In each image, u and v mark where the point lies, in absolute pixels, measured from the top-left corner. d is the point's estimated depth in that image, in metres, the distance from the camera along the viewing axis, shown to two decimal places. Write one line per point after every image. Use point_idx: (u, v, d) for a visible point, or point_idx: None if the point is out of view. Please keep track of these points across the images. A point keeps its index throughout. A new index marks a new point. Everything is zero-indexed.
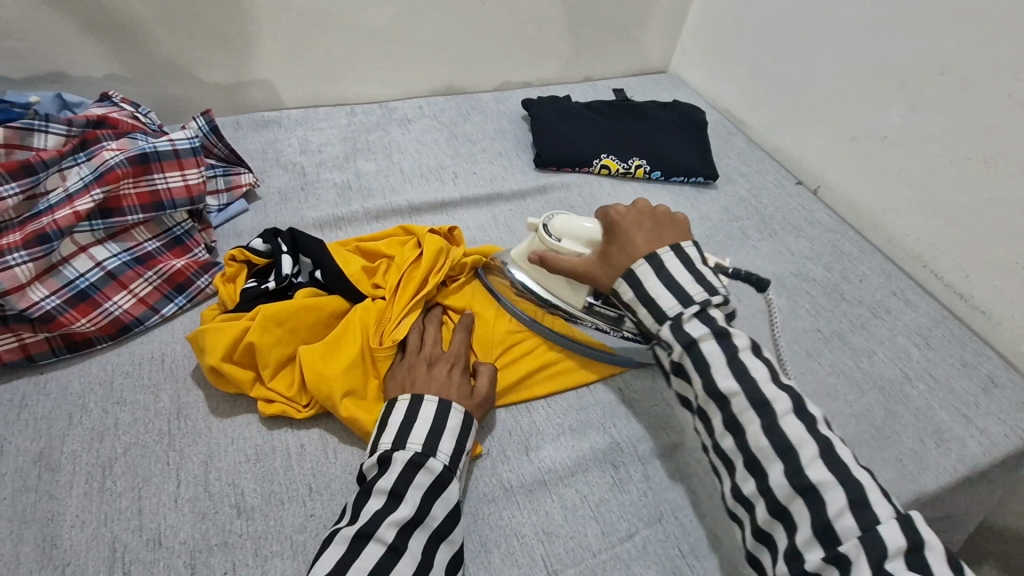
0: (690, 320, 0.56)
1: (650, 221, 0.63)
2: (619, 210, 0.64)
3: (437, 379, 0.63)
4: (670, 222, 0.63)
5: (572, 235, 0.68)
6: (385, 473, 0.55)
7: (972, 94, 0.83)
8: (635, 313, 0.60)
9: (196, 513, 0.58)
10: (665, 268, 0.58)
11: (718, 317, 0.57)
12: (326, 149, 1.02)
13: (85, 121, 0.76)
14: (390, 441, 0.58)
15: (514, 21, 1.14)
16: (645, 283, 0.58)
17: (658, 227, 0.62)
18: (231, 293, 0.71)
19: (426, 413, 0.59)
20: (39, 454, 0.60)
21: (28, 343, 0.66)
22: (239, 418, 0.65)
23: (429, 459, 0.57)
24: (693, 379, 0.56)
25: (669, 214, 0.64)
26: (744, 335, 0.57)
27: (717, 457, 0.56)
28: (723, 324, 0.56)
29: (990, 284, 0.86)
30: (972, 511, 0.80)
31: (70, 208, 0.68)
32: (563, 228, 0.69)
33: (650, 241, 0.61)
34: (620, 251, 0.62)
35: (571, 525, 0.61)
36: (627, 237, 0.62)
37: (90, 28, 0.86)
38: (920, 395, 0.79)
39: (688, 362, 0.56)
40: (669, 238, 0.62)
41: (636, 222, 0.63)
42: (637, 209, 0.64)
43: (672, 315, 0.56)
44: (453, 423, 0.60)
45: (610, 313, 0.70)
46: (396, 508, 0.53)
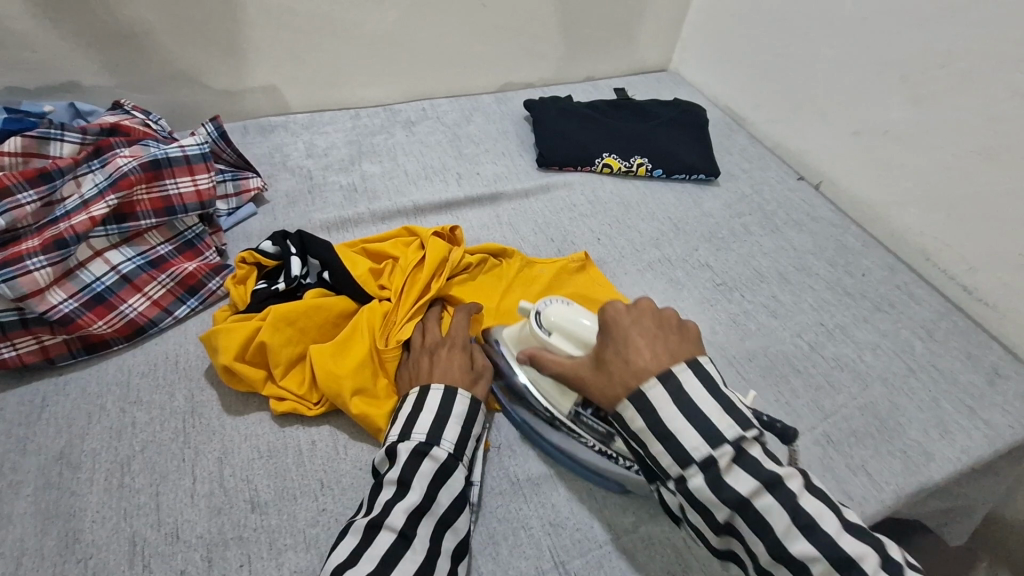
0: (728, 469, 0.49)
1: (653, 326, 0.57)
2: (620, 312, 0.59)
3: (440, 367, 0.65)
4: (679, 333, 0.58)
5: (563, 331, 0.64)
6: (393, 464, 0.57)
7: (975, 87, 0.84)
8: (648, 447, 0.52)
9: (211, 508, 0.59)
10: (681, 390, 0.51)
11: (760, 457, 0.50)
12: (332, 152, 1.04)
13: (99, 129, 0.78)
14: (396, 433, 0.59)
15: (515, 23, 1.16)
16: (660, 409, 0.51)
17: (663, 332, 0.57)
18: (241, 294, 0.72)
19: (430, 403, 0.61)
20: (60, 452, 0.62)
21: (48, 345, 0.68)
22: (252, 416, 0.67)
23: (433, 447, 0.58)
24: (751, 540, 0.49)
25: (675, 321, 0.59)
26: (792, 472, 0.51)
27: None
28: (770, 468, 0.50)
29: (994, 276, 0.86)
30: (978, 503, 0.80)
31: (86, 213, 0.70)
32: (554, 321, 0.64)
33: (659, 353, 0.55)
34: (621, 360, 0.55)
35: (577, 517, 0.62)
36: (631, 348, 0.55)
37: (102, 39, 0.88)
38: (925, 387, 0.79)
39: (739, 523, 0.49)
40: (680, 349, 0.55)
41: (637, 325, 0.57)
42: (640, 311, 0.59)
43: (699, 458, 0.49)
44: (457, 411, 0.61)
45: (600, 427, 0.62)
46: (404, 496, 0.54)
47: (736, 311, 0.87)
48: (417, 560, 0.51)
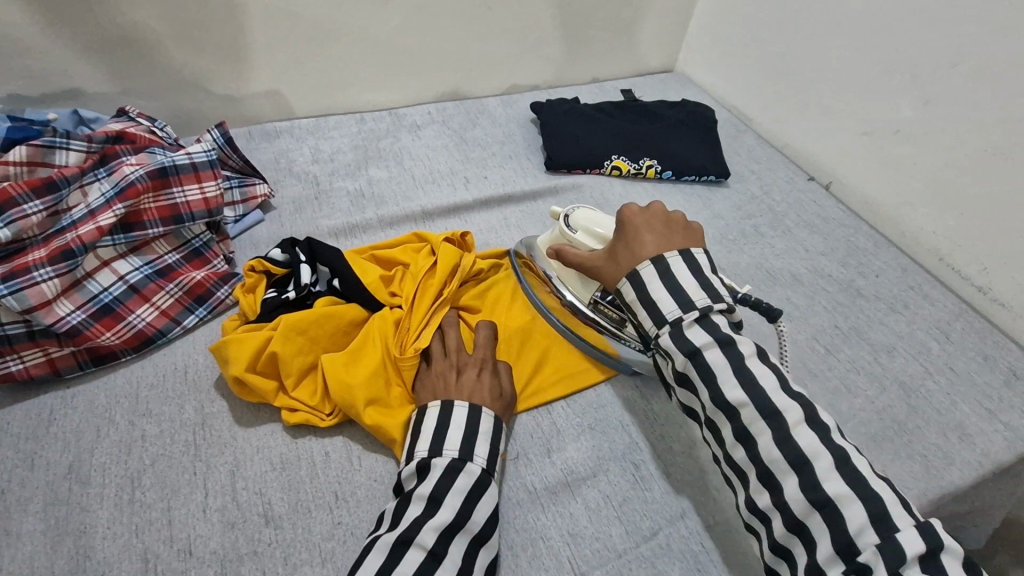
0: (690, 326, 0.56)
1: (663, 226, 0.64)
2: (632, 212, 0.65)
3: (468, 384, 0.64)
4: (682, 228, 0.64)
5: (584, 229, 0.72)
6: (423, 480, 0.56)
7: (988, 86, 0.83)
8: (637, 315, 0.60)
9: (224, 522, 0.58)
10: (669, 272, 0.58)
11: (722, 324, 0.57)
12: (338, 157, 1.03)
13: (105, 137, 0.77)
14: (426, 449, 0.58)
15: (520, 25, 1.15)
16: (649, 285, 0.59)
17: (669, 231, 0.63)
18: (252, 304, 0.71)
19: (458, 420, 0.60)
20: (69, 467, 0.61)
21: (54, 357, 0.66)
22: (263, 427, 0.66)
23: (467, 463, 0.58)
24: (698, 388, 0.56)
25: (681, 220, 0.65)
26: (748, 340, 0.57)
27: (729, 468, 0.56)
28: (726, 331, 0.56)
29: (1009, 276, 0.85)
30: (1000, 506, 0.79)
31: (94, 222, 0.69)
32: (579, 221, 0.72)
33: (660, 245, 0.62)
34: (628, 250, 0.63)
35: (596, 526, 0.61)
36: (635, 239, 0.63)
37: (104, 45, 0.87)
38: (942, 390, 0.78)
39: (692, 371, 0.56)
40: (680, 244, 0.62)
41: (647, 224, 0.64)
42: (653, 212, 0.65)
43: (672, 319, 0.57)
44: (484, 429, 0.61)
45: (614, 314, 0.73)
46: (435, 513, 0.54)
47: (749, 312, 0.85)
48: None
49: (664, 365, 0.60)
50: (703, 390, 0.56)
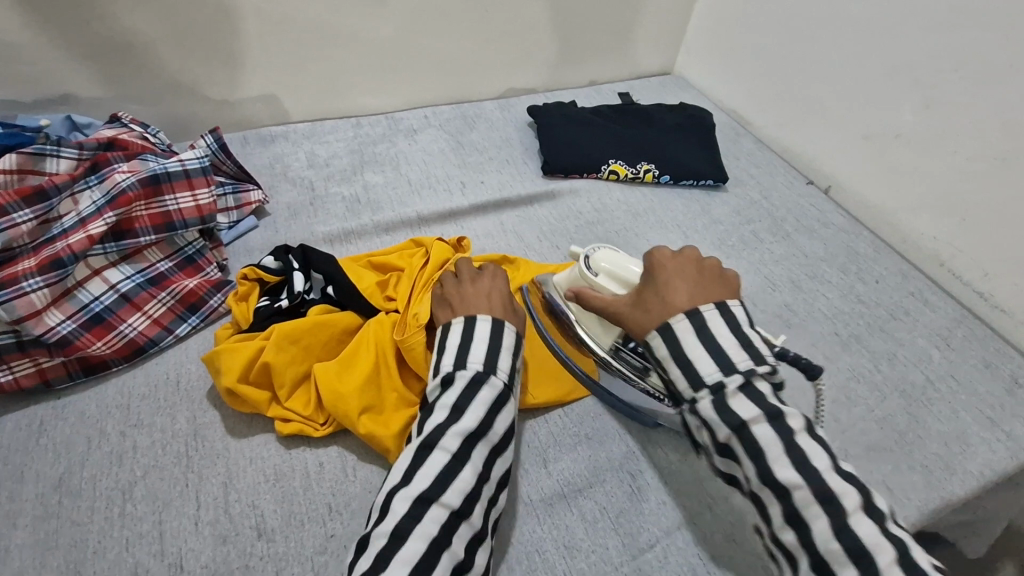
0: (734, 395, 0.51)
1: (695, 274, 0.60)
2: (663, 256, 0.62)
3: (480, 295, 0.65)
4: (716, 278, 0.60)
5: (610, 273, 0.67)
6: (448, 390, 0.56)
7: (989, 90, 0.82)
8: (669, 372, 0.54)
9: (216, 536, 0.58)
10: (706, 326, 0.54)
11: (767, 393, 0.52)
12: (334, 162, 1.02)
13: (97, 144, 0.76)
14: (451, 361, 0.58)
15: (517, 29, 1.14)
16: (683, 339, 0.54)
17: (702, 278, 0.59)
18: (244, 312, 0.70)
19: (482, 333, 0.60)
20: (59, 479, 0.60)
21: (45, 368, 0.66)
22: (256, 438, 0.65)
23: (491, 376, 0.57)
24: (744, 462, 0.50)
25: (716, 268, 0.61)
26: (797, 412, 0.51)
27: (773, 545, 0.51)
28: (776, 403, 0.51)
29: (1010, 282, 0.85)
30: (1001, 515, 0.78)
31: (84, 231, 0.68)
32: (603, 263, 0.67)
33: (693, 294, 0.57)
34: (658, 297, 0.58)
35: (592, 538, 0.61)
36: (667, 287, 0.59)
37: (97, 50, 0.86)
38: (942, 398, 0.77)
39: (737, 445, 0.50)
40: (716, 294, 0.58)
41: (677, 271, 0.60)
42: (683, 259, 0.61)
43: (711, 383, 0.51)
44: (507, 342, 0.60)
45: (637, 362, 0.67)
46: (459, 419, 0.54)
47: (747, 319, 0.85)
48: (469, 483, 0.52)
49: (700, 433, 0.53)
50: (750, 464, 0.50)
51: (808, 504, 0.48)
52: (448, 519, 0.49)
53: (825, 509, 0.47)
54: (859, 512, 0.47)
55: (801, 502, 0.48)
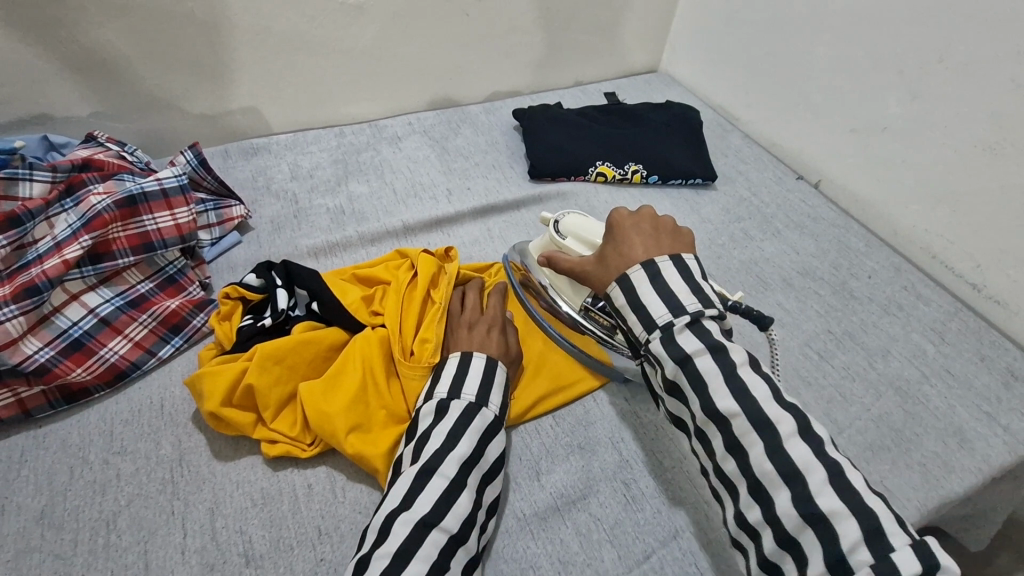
0: (682, 331, 0.53)
1: (652, 230, 0.61)
2: (622, 217, 0.63)
3: (478, 338, 0.68)
4: (673, 233, 0.61)
5: (575, 235, 0.70)
6: (442, 419, 0.59)
7: (975, 80, 0.81)
8: (626, 320, 0.57)
9: (203, 565, 0.56)
10: (660, 275, 0.55)
11: (713, 330, 0.54)
12: (317, 173, 1.01)
13: (70, 166, 0.75)
14: (446, 390, 0.61)
15: (499, 30, 1.13)
16: (638, 289, 0.56)
17: (659, 234, 0.60)
18: (227, 332, 0.69)
19: (476, 367, 0.63)
20: (41, 512, 0.59)
21: (24, 398, 0.64)
22: (242, 461, 0.64)
23: (482, 408, 0.61)
24: (689, 399, 0.53)
25: (673, 225, 0.62)
26: (741, 348, 0.53)
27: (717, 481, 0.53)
28: (718, 337, 0.53)
29: (1004, 273, 0.84)
30: (1001, 510, 0.78)
31: (59, 256, 0.67)
32: (571, 227, 0.71)
33: (650, 248, 0.59)
34: (618, 254, 0.60)
35: (588, 552, 0.60)
36: (626, 244, 0.60)
37: (69, 68, 0.85)
38: (938, 393, 0.77)
39: (683, 380, 0.52)
40: (671, 248, 0.59)
41: (636, 229, 0.61)
42: (643, 218, 0.62)
43: (663, 325, 0.53)
44: (499, 379, 0.64)
45: (606, 321, 0.70)
46: (454, 447, 0.57)
47: (740, 320, 0.84)
48: (467, 508, 0.54)
49: (654, 375, 0.56)
50: (694, 400, 0.52)
51: (745, 431, 0.50)
52: (446, 544, 0.51)
53: (781, 439, 0.50)
54: (795, 437, 0.49)
55: (739, 431, 0.50)
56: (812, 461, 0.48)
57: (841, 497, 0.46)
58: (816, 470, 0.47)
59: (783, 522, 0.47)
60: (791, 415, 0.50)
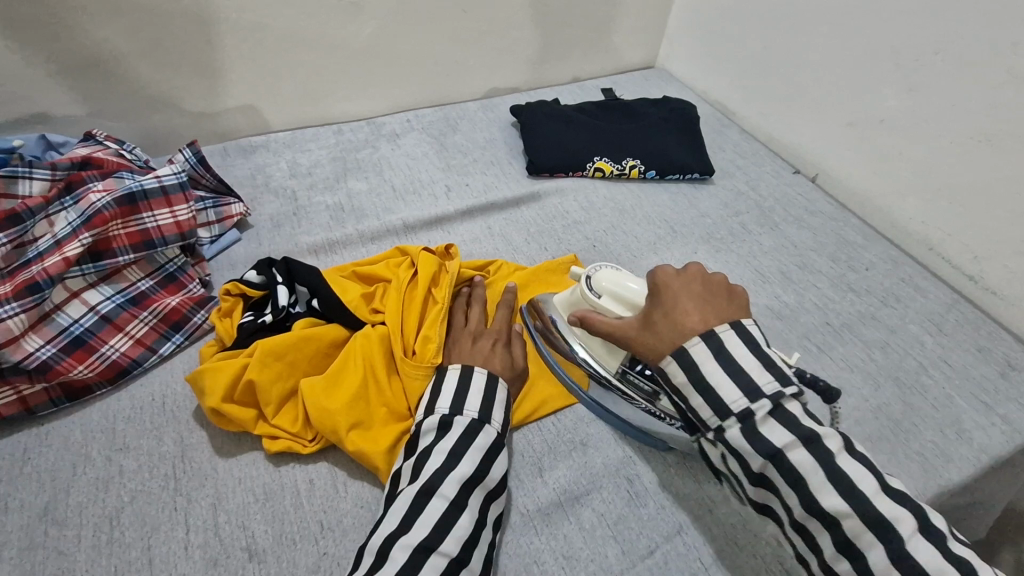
0: (766, 421, 0.50)
1: (704, 291, 0.57)
2: (668, 275, 0.59)
3: (480, 350, 0.67)
4: (724, 293, 0.58)
5: (612, 294, 0.64)
6: (444, 436, 0.58)
7: (972, 72, 0.81)
8: (690, 401, 0.53)
9: (207, 560, 0.57)
10: (724, 348, 0.52)
11: (799, 415, 0.51)
12: (316, 171, 1.01)
13: (70, 164, 0.75)
14: (448, 405, 0.60)
15: (497, 27, 1.13)
16: (703, 366, 0.52)
17: (711, 297, 0.57)
18: (228, 329, 0.70)
19: (479, 383, 0.62)
20: (44, 508, 0.59)
21: (26, 395, 0.64)
22: (245, 457, 0.64)
23: (486, 425, 0.60)
24: (783, 492, 0.50)
25: (722, 282, 0.59)
26: (832, 431, 0.51)
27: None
28: (808, 425, 0.50)
29: (1001, 264, 0.84)
30: (998, 499, 0.78)
31: (60, 254, 0.67)
32: (606, 284, 0.64)
33: (705, 314, 0.55)
34: (669, 319, 0.56)
35: (591, 547, 0.60)
36: (679, 310, 0.56)
37: (67, 66, 0.84)
38: (936, 384, 0.77)
39: (773, 472, 0.50)
40: (727, 314, 0.56)
41: (686, 290, 0.58)
42: (691, 276, 0.59)
43: (738, 411, 0.50)
44: (502, 397, 0.63)
45: (646, 386, 0.64)
46: (457, 466, 0.56)
47: None
48: (468, 529, 0.53)
49: (727, 463, 0.52)
50: (790, 493, 0.50)
51: (859, 531, 0.48)
52: (448, 568, 0.50)
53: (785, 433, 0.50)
54: (916, 534, 0.47)
55: (852, 530, 0.48)
56: (941, 564, 0.46)
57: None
58: (948, 575, 0.46)
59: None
60: (905, 509, 0.48)
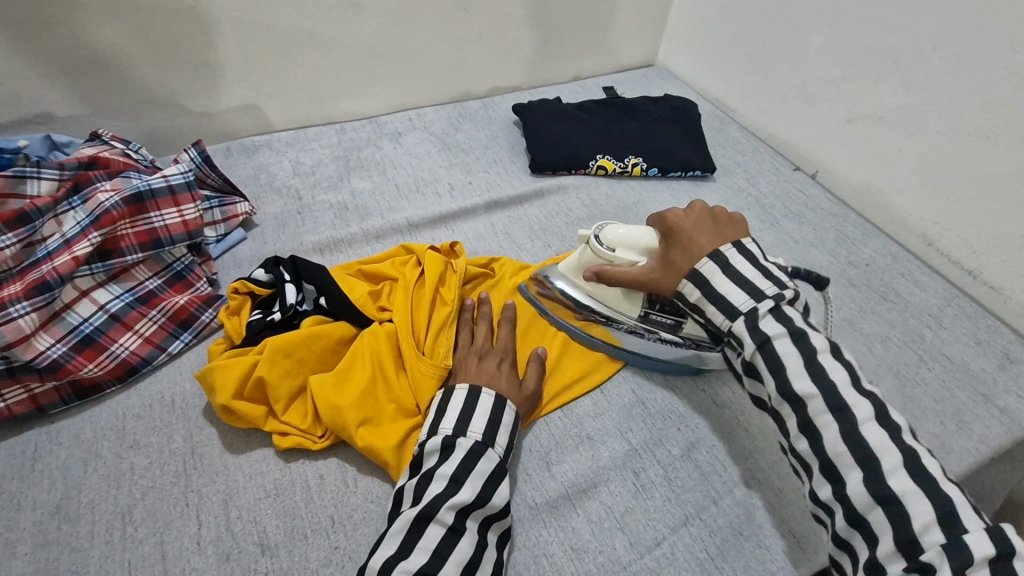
0: (765, 317, 0.58)
1: (710, 222, 0.65)
2: (678, 213, 0.67)
3: (486, 370, 0.67)
4: (727, 221, 0.66)
5: (624, 244, 0.70)
6: (447, 459, 0.58)
7: (969, 69, 0.82)
8: (704, 311, 0.62)
9: (219, 554, 0.57)
10: (730, 265, 0.61)
11: (794, 316, 0.59)
12: (319, 170, 1.01)
13: (77, 163, 0.75)
14: (451, 426, 0.60)
15: (497, 26, 1.13)
16: (712, 282, 0.61)
17: (718, 226, 0.65)
18: (236, 327, 0.70)
19: (484, 406, 0.62)
20: (57, 506, 0.59)
21: (37, 393, 0.65)
22: (255, 453, 0.65)
23: (489, 448, 0.59)
24: (766, 379, 0.58)
25: (725, 214, 0.66)
26: (820, 333, 0.59)
27: (794, 459, 0.58)
28: (799, 324, 0.58)
29: (999, 259, 0.85)
30: (999, 490, 0.79)
31: (69, 253, 0.68)
32: (614, 238, 0.71)
33: (712, 240, 0.63)
34: (681, 250, 0.64)
35: (599, 539, 0.61)
36: (689, 240, 0.64)
37: (71, 67, 0.85)
38: (937, 377, 0.78)
39: (761, 362, 0.58)
40: (731, 238, 0.64)
41: (695, 222, 0.65)
42: (697, 212, 0.66)
43: (746, 309, 0.59)
44: (507, 420, 0.62)
45: (667, 320, 0.73)
46: (457, 493, 0.55)
47: None
48: (467, 553, 0.53)
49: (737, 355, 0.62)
50: (773, 380, 0.57)
51: (820, 412, 0.55)
52: None
53: None
54: (871, 421, 0.53)
55: (814, 411, 0.55)
56: (887, 444, 0.52)
57: (913, 480, 0.50)
58: (891, 454, 0.51)
59: (853, 502, 0.52)
60: (869, 401, 0.54)
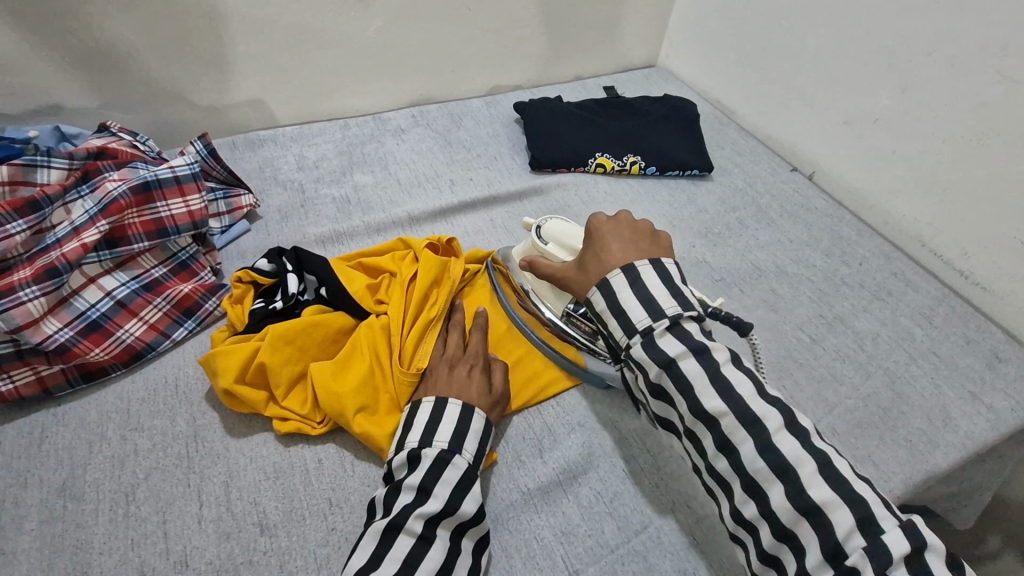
0: (662, 336, 0.56)
1: (629, 234, 0.64)
2: (600, 221, 0.66)
3: (457, 380, 0.65)
4: (644, 236, 0.65)
5: (558, 241, 0.72)
6: (414, 471, 0.57)
7: (964, 72, 0.83)
8: (607, 326, 0.60)
9: (220, 533, 0.59)
10: (640, 279, 0.58)
11: (693, 331, 0.56)
12: (323, 164, 1.03)
13: (86, 153, 0.77)
14: (417, 439, 0.60)
15: (502, 26, 1.15)
16: (620, 294, 0.58)
17: (636, 239, 0.64)
18: (239, 314, 0.72)
19: (450, 415, 0.61)
20: (63, 483, 0.61)
21: (44, 375, 0.67)
22: (256, 437, 0.67)
23: (455, 456, 0.59)
24: (675, 400, 0.55)
25: (645, 227, 0.65)
26: (722, 348, 0.56)
27: (710, 480, 0.55)
28: (698, 339, 0.55)
29: (989, 260, 0.87)
30: (984, 486, 0.80)
31: (78, 240, 0.70)
32: (552, 233, 0.73)
33: (627, 251, 0.62)
34: (595, 259, 0.63)
35: (588, 523, 0.62)
36: (602, 249, 0.63)
37: (81, 58, 0.86)
38: (925, 374, 0.80)
39: (667, 382, 0.55)
40: (646, 251, 0.62)
41: (614, 232, 0.64)
42: (620, 222, 0.65)
43: (641, 327, 0.56)
44: (475, 427, 0.62)
45: (587, 326, 0.72)
46: (425, 503, 0.55)
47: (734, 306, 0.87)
48: (439, 560, 0.53)
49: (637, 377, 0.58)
50: (682, 400, 0.54)
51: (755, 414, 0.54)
52: None
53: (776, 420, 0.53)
54: (783, 431, 0.51)
55: (728, 429, 0.52)
56: (800, 454, 0.50)
57: (838, 488, 0.48)
58: None
59: (779, 516, 0.49)
60: (776, 410, 0.52)
